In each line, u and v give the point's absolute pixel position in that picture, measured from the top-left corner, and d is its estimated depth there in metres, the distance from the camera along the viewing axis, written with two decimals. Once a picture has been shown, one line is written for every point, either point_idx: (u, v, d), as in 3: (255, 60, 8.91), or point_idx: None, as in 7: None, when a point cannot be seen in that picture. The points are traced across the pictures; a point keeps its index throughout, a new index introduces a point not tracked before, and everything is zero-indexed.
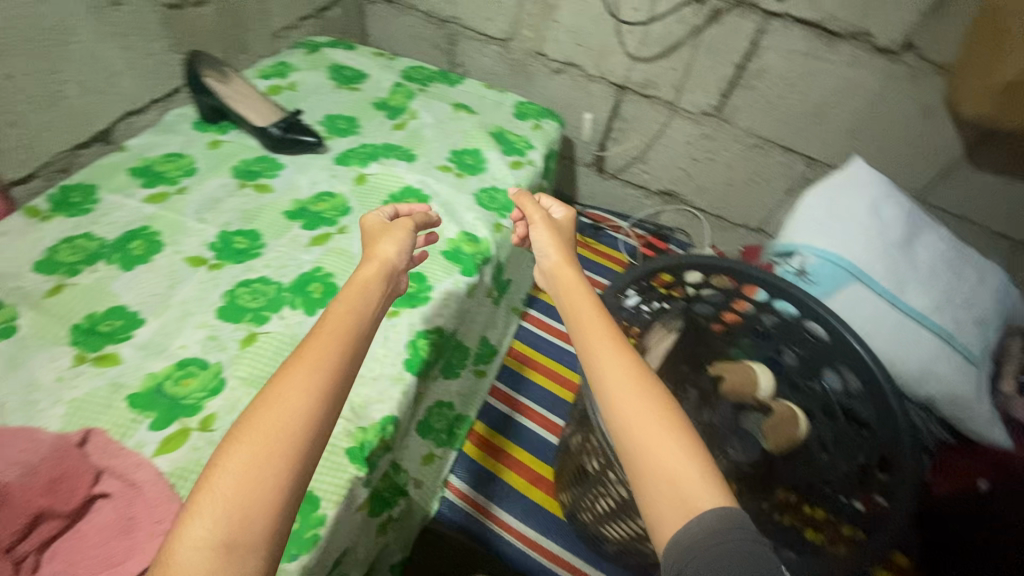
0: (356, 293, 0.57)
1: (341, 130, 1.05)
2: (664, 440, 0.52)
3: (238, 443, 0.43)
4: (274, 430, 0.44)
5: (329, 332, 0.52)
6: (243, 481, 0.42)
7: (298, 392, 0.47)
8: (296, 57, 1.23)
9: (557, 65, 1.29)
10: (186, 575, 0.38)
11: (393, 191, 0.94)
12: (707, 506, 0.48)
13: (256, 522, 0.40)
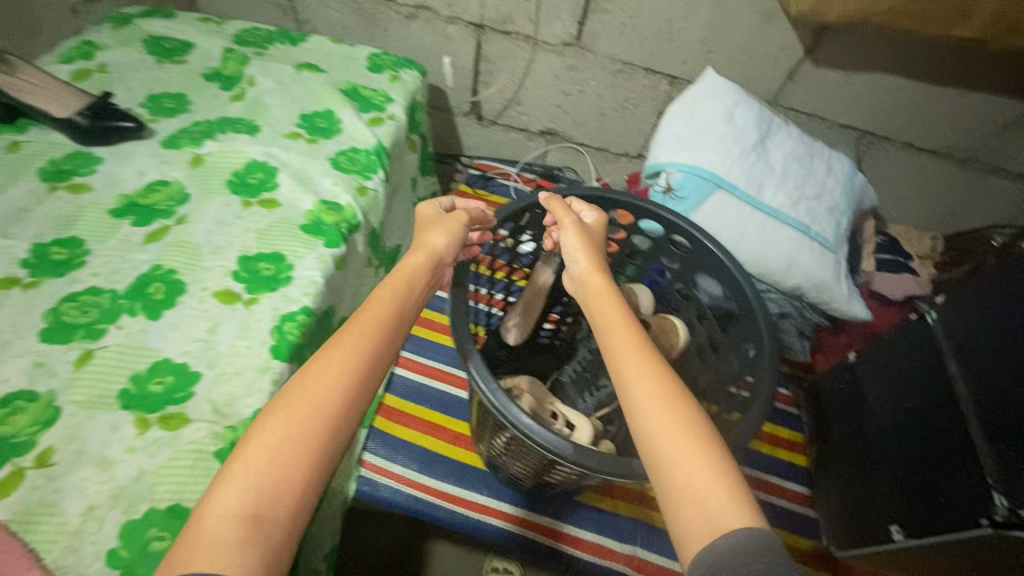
0: (389, 293, 0.64)
1: (168, 109, 0.93)
2: (692, 451, 0.51)
3: (273, 423, 0.49)
4: (308, 417, 0.49)
5: (360, 330, 0.58)
6: (270, 461, 0.47)
7: (325, 385, 0.52)
8: (102, 33, 1.03)
9: (408, 9, 1.20)
10: (216, 529, 0.43)
11: (236, 168, 0.85)
12: (741, 526, 0.45)
13: (284, 496, 0.45)
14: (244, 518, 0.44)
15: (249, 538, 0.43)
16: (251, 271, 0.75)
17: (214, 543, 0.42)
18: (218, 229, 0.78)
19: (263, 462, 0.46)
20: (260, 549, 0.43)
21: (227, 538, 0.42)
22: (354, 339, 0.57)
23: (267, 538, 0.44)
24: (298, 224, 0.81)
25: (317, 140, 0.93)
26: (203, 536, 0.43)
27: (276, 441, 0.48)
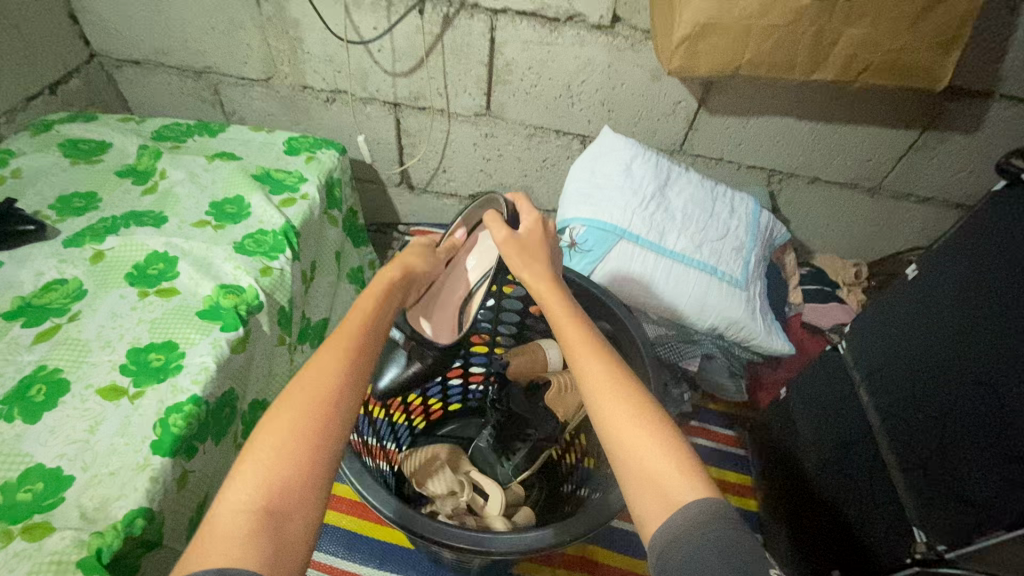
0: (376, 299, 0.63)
1: (76, 209, 0.94)
2: (649, 428, 0.53)
3: (288, 419, 0.48)
4: (322, 410, 0.49)
5: (360, 330, 0.57)
6: (287, 459, 0.46)
7: (332, 373, 0.51)
8: (20, 141, 1.07)
9: (326, 94, 1.26)
10: (230, 530, 0.42)
11: (137, 261, 0.86)
12: (694, 502, 0.47)
13: (310, 489, 0.45)
14: (262, 513, 0.43)
15: (266, 530, 0.42)
16: (140, 362, 0.74)
17: (230, 543, 0.41)
18: (110, 322, 0.78)
19: (286, 461, 0.46)
20: (278, 545, 0.42)
21: (250, 536, 0.42)
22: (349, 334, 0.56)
23: (285, 533, 0.43)
24: (193, 311, 0.81)
25: (224, 226, 0.95)
26: (218, 540, 0.42)
27: (293, 439, 0.47)
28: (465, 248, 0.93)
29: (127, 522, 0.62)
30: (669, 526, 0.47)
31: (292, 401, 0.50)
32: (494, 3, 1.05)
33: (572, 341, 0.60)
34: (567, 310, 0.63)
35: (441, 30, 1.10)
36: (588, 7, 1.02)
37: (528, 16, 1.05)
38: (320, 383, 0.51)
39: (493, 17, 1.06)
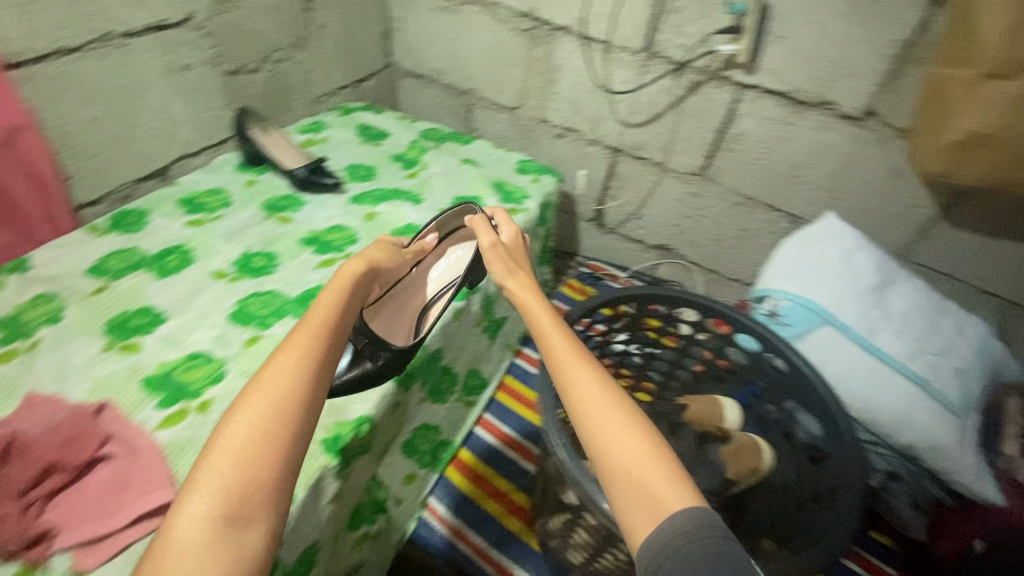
0: (327, 305, 0.62)
1: (360, 176, 1.19)
2: (629, 435, 0.52)
3: (232, 435, 0.48)
4: (267, 425, 0.49)
5: (311, 337, 0.57)
6: (237, 469, 0.46)
7: (287, 382, 0.52)
8: (331, 118, 1.38)
9: (559, 129, 1.43)
10: (185, 544, 0.43)
11: (398, 227, 1.06)
12: (678, 506, 0.49)
13: (262, 494, 0.46)
14: (217, 523, 0.44)
15: (215, 541, 0.44)
16: None
17: (192, 549, 0.43)
18: None
19: (235, 469, 0.46)
20: (236, 552, 0.44)
21: (222, 540, 0.44)
22: (292, 345, 0.55)
23: (242, 540, 0.44)
24: None
25: (461, 216, 1.12)
26: (182, 551, 0.43)
27: (230, 451, 0.47)
28: (433, 255, 1.01)
29: (358, 425, 0.75)
30: (657, 532, 0.48)
31: (231, 417, 0.50)
32: (746, 78, 1.12)
33: (556, 350, 0.60)
34: (547, 319, 0.63)
35: (686, 94, 1.19)
36: (844, 97, 1.05)
37: (776, 95, 1.11)
38: (260, 399, 0.50)
39: (740, 90, 1.14)
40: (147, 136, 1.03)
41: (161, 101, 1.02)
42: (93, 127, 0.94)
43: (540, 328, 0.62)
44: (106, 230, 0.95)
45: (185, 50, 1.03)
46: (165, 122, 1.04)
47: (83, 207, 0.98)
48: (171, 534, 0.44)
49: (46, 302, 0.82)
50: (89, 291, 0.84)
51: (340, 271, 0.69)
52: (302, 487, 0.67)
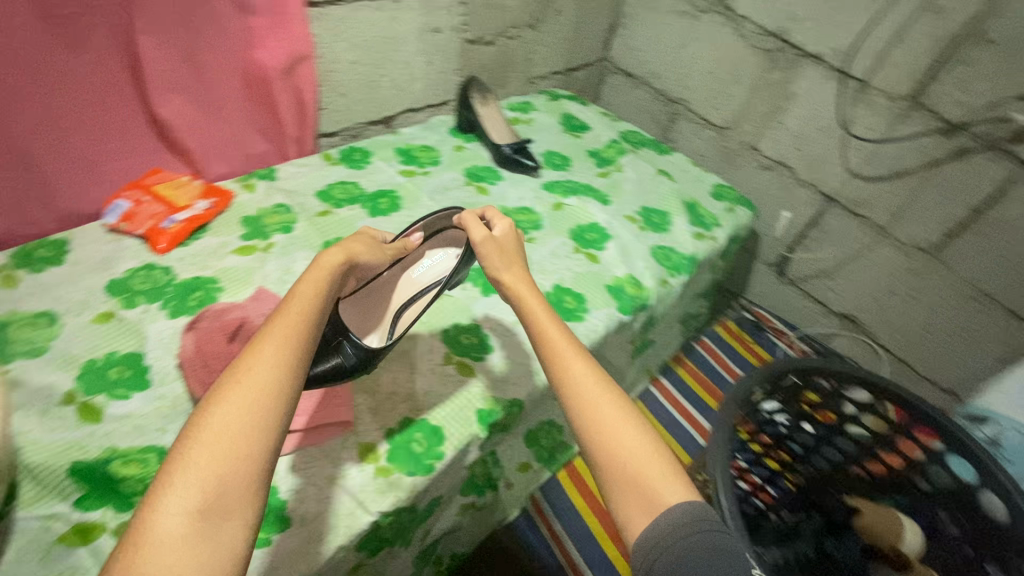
0: (310, 288, 0.55)
1: (555, 164, 1.20)
2: (616, 421, 0.52)
3: (209, 424, 0.41)
4: (246, 417, 0.42)
5: (295, 323, 0.50)
6: (218, 461, 0.40)
7: (268, 375, 0.44)
8: (540, 100, 1.40)
9: (768, 161, 1.31)
10: (166, 542, 0.37)
11: (582, 223, 1.05)
12: (678, 500, 0.49)
13: (241, 490, 0.39)
14: (198, 520, 0.38)
15: (198, 534, 0.37)
16: (558, 299, 0.89)
17: (172, 549, 0.36)
18: (550, 256, 0.97)
19: (212, 460, 0.40)
20: (215, 550, 0.38)
21: (206, 539, 0.37)
22: (277, 331, 0.48)
23: (222, 534, 0.38)
24: (604, 282, 0.95)
25: (646, 229, 1.07)
26: (159, 552, 0.36)
27: (205, 443, 0.40)
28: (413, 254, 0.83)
29: (508, 407, 0.76)
30: (651, 527, 0.47)
31: (203, 407, 0.42)
32: None
33: (555, 346, 0.57)
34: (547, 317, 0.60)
35: (945, 158, 1.03)
36: None
37: None
38: (237, 388, 0.43)
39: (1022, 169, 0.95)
40: (387, 85, 1.12)
41: (409, 57, 1.11)
42: (351, 69, 1.03)
43: (542, 326, 0.59)
44: (338, 161, 1.07)
45: (441, 14, 1.10)
46: (405, 76, 1.13)
47: (324, 137, 1.09)
48: (140, 544, 0.37)
49: (282, 212, 0.93)
50: (316, 212, 0.95)
51: (319, 261, 0.60)
52: (451, 447, 0.70)
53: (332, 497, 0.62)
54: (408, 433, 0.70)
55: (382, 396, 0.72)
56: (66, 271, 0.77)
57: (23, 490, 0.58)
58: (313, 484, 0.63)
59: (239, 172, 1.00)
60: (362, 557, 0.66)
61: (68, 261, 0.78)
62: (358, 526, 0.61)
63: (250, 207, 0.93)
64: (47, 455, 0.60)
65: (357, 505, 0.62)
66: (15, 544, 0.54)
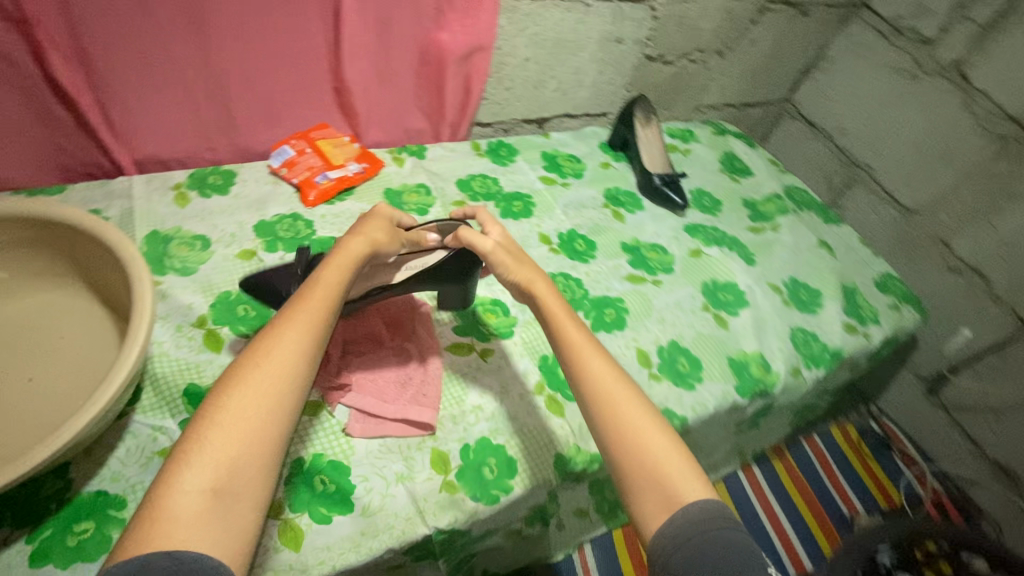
0: (333, 273, 0.55)
1: (704, 206, 1.10)
2: (637, 417, 0.52)
3: (228, 407, 0.43)
4: (262, 406, 0.44)
5: (314, 313, 0.51)
6: (233, 444, 0.42)
7: (283, 367, 0.46)
8: (703, 132, 1.29)
9: (958, 263, 1.13)
10: (182, 518, 0.39)
11: (718, 279, 0.96)
12: (697, 496, 0.48)
13: (255, 473, 0.42)
14: (214, 500, 0.40)
15: (212, 513, 0.40)
16: (671, 358, 0.82)
17: (187, 522, 0.39)
18: (675, 307, 0.89)
19: (226, 443, 0.42)
20: (229, 526, 0.40)
21: (218, 519, 0.40)
22: (297, 321, 0.49)
23: (233, 514, 0.40)
24: (728, 354, 0.85)
25: (789, 304, 0.96)
26: (176, 525, 0.38)
27: (223, 426, 0.42)
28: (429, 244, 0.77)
29: (588, 459, 0.71)
30: (669, 521, 0.47)
31: (221, 390, 0.44)
32: None
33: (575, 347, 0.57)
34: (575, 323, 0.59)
35: None
36: None
37: None
38: (256, 377, 0.45)
39: None
40: (553, 87, 1.09)
41: (582, 63, 1.07)
42: (524, 65, 1.01)
43: (567, 334, 0.58)
44: (484, 153, 1.06)
45: (629, 25, 1.04)
46: (574, 81, 1.09)
47: (477, 125, 1.09)
48: (158, 514, 0.39)
49: (422, 193, 0.94)
50: (453, 201, 0.95)
51: (345, 242, 0.59)
52: (522, 483, 0.66)
53: (396, 497, 0.62)
54: (483, 455, 0.67)
55: (467, 408, 0.71)
56: (227, 203, 0.84)
57: (145, 397, 0.63)
58: (383, 478, 0.63)
59: (392, 142, 1.02)
60: (405, 563, 0.65)
61: (231, 194, 0.85)
62: (413, 534, 0.60)
63: (394, 180, 0.95)
64: (170, 371, 0.65)
65: (417, 513, 0.62)
66: (125, 445, 0.60)
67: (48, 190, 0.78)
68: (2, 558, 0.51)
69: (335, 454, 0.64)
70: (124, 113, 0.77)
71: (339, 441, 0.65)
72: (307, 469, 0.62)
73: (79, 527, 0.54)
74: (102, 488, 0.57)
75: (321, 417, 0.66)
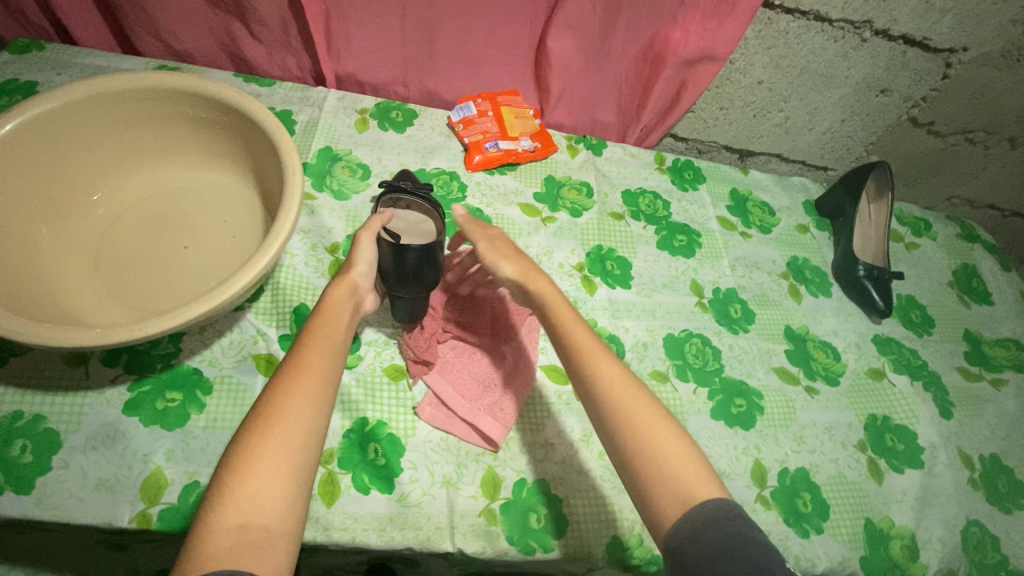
0: (339, 315, 0.56)
1: (909, 321, 0.88)
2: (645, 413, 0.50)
3: (245, 454, 0.45)
4: (274, 443, 0.45)
5: (318, 356, 0.52)
6: (260, 482, 0.44)
7: (285, 410, 0.47)
8: (945, 228, 1.02)
9: None
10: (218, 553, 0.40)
11: (891, 416, 0.76)
12: (711, 496, 0.46)
13: (274, 507, 0.43)
14: (246, 540, 0.41)
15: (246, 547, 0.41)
16: (792, 489, 0.68)
17: (221, 556, 0.40)
18: (823, 430, 0.73)
19: (255, 483, 0.43)
20: (267, 551, 0.41)
21: (250, 553, 0.40)
22: (302, 367, 0.50)
23: (267, 539, 0.42)
24: (867, 514, 0.68)
25: (977, 487, 0.74)
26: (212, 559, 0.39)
27: (252, 469, 0.44)
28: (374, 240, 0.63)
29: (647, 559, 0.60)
30: (681, 523, 0.44)
31: (243, 435, 0.46)
32: None
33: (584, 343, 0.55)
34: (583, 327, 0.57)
35: None
36: None
37: None
38: (276, 419, 0.46)
39: None
40: (776, 122, 0.92)
41: (824, 104, 0.88)
42: (752, 88, 0.86)
43: (568, 327, 0.57)
44: (666, 170, 0.94)
45: (906, 77, 0.83)
46: (805, 122, 0.92)
47: (671, 138, 0.97)
48: (191, 556, 0.40)
49: (582, 193, 0.86)
50: (612, 211, 0.86)
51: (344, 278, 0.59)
52: (564, 549, 0.58)
53: (436, 499, 0.58)
54: (535, 500, 0.60)
55: (538, 442, 0.64)
56: (398, 141, 0.84)
57: (262, 299, 0.66)
58: (431, 475, 0.59)
59: (574, 129, 0.95)
60: (419, 561, 0.62)
61: (405, 133, 0.85)
62: (436, 546, 0.56)
63: (560, 169, 0.88)
64: (291, 284, 0.67)
65: (449, 526, 0.57)
66: (230, 337, 0.63)
67: (261, 81, 0.85)
68: (107, 394, 0.57)
69: (397, 428, 0.61)
70: (343, 29, 0.80)
71: (406, 416, 0.62)
72: (366, 431, 0.60)
73: (170, 395, 0.58)
74: (199, 367, 0.61)
75: (399, 385, 0.64)
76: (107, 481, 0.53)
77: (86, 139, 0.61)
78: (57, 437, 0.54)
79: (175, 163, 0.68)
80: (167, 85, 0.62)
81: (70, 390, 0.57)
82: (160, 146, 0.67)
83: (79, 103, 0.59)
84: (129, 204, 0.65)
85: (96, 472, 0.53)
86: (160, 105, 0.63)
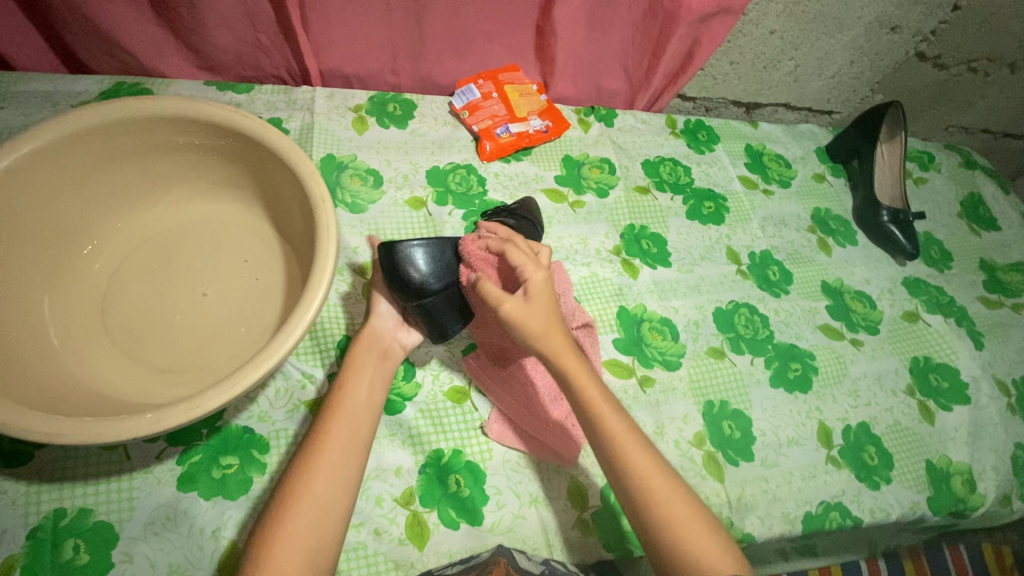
0: (367, 374, 0.54)
1: (930, 258, 0.89)
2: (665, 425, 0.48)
3: (272, 530, 0.43)
4: (300, 519, 0.43)
5: (347, 423, 0.50)
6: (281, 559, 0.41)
7: (315, 483, 0.45)
8: (947, 158, 1.03)
9: None
10: None
11: (932, 357, 0.78)
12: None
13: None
14: None
15: None
16: (857, 444, 0.69)
17: None
18: (873, 381, 0.74)
19: (279, 557, 0.41)
20: None
21: None
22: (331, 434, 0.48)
23: None
24: (927, 456, 0.71)
25: (1015, 412, 0.77)
26: None
27: (279, 547, 0.42)
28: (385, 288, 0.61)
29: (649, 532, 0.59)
30: None
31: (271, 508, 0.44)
32: None
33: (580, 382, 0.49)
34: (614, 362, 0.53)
35: None
36: None
37: None
38: (306, 492, 0.45)
39: None
40: (785, 71, 0.89)
41: (835, 47, 0.86)
42: (764, 39, 0.82)
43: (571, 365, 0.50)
44: (680, 133, 0.90)
45: (916, 12, 0.81)
46: (814, 69, 0.89)
47: (679, 98, 0.93)
48: None
49: (604, 170, 0.82)
50: (637, 185, 0.82)
51: (371, 337, 0.57)
52: None
53: (527, 520, 0.56)
54: None
55: None
56: (403, 138, 0.77)
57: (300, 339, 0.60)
58: (517, 496, 0.57)
59: (580, 100, 0.90)
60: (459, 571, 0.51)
61: (408, 128, 0.78)
62: None
63: (576, 147, 0.83)
64: (328, 317, 0.62)
65: (545, 544, 0.56)
66: (276, 385, 0.58)
67: (236, 88, 0.75)
68: (156, 472, 0.52)
69: (473, 454, 0.58)
70: (324, 19, 0.70)
71: (478, 439, 0.59)
72: (443, 464, 0.57)
73: (225, 460, 0.53)
74: (249, 425, 0.55)
75: (464, 407, 0.61)
76: (178, 567, 0.49)
77: (61, 187, 0.52)
78: (112, 529, 0.49)
79: (168, 198, 0.60)
80: (147, 114, 0.52)
81: (113, 475, 0.51)
82: (147, 182, 0.58)
83: (49, 148, 0.50)
84: (125, 254, 0.57)
85: (165, 559, 0.49)
86: (145, 137, 0.54)
